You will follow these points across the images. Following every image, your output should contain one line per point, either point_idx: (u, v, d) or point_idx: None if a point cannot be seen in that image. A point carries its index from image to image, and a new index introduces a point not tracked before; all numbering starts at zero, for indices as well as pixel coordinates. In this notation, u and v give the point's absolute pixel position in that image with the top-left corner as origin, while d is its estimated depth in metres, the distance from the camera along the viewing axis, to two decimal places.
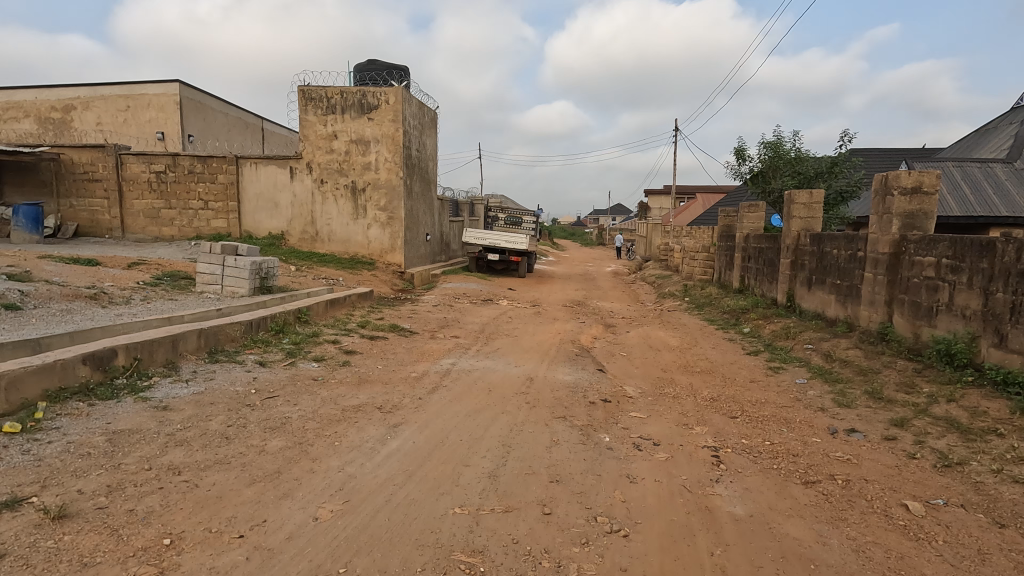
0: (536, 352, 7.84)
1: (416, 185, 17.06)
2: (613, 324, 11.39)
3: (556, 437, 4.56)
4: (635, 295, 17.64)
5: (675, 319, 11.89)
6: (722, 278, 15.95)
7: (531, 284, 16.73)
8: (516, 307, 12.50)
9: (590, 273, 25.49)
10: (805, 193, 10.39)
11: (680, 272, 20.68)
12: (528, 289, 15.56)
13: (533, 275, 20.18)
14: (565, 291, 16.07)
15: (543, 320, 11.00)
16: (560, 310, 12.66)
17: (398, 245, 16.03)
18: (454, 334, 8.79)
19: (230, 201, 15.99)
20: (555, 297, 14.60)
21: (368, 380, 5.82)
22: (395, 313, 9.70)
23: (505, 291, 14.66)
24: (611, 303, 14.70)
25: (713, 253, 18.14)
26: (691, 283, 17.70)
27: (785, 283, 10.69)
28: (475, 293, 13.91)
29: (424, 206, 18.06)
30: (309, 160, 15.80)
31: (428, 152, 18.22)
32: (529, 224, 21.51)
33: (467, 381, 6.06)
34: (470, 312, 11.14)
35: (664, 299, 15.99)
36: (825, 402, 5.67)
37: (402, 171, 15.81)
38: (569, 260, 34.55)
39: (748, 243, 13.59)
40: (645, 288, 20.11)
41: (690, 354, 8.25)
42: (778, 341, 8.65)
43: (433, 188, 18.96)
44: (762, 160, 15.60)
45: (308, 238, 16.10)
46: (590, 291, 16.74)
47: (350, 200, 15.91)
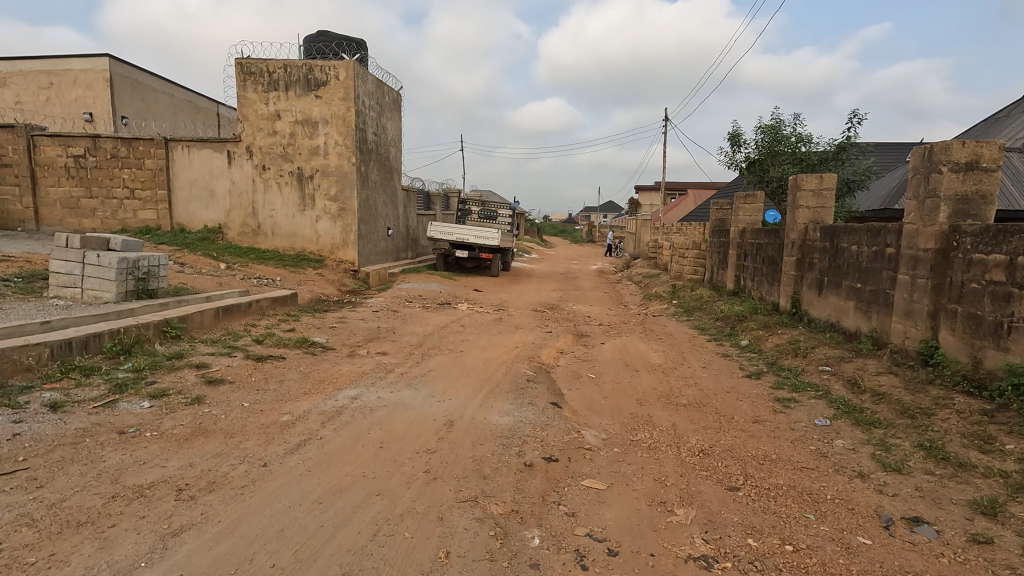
0: (477, 375, 6.09)
1: (374, 174, 15.25)
2: (588, 333, 9.67)
3: (449, 545, 2.79)
4: (618, 296, 15.95)
5: (660, 327, 10.18)
6: (715, 278, 14.28)
7: (501, 285, 14.99)
8: (476, 312, 10.75)
9: (574, 271, 23.78)
10: (814, 178, 8.70)
11: (669, 271, 19.00)
12: (497, 291, 13.84)
13: (508, 274, 18.43)
14: (540, 292, 14.34)
15: (503, 329, 9.27)
16: (528, 315, 10.93)
17: (351, 241, 14.23)
18: (382, 350, 7.04)
19: (159, 189, 14.08)
20: (526, 299, 12.86)
21: (209, 430, 4.04)
22: (317, 322, 7.91)
23: (468, 292, 12.91)
24: (589, 306, 12.98)
25: (705, 250, 16.46)
26: (680, 283, 16.03)
27: (790, 286, 9.00)
28: (433, 294, 12.15)
29: (385, 197, 16.24)
30: (249, 143, 13.93)
31: (390, 137, 16.38)
32: (505, 218, 19.74)
33: (359, 428, 4.30)
34: (417, 318, 9.38)
35: (649, 302, 14.32)
36: (864, 463, 3.96)
37: (355, 156, 13.98)
38: (555, 257, 32.73)
39: (745, 238, 11.90)
40: (631, 289, 18.40)
41: (675, 376, 6.54)
42: (784, 360, 6.95)
43: (397, 177, 17.15)
44: (759, 146, 13.92)
45: (248, 232, 14.24)
46: (569, 293, 15.01)
47: (296, 188, 14.09)
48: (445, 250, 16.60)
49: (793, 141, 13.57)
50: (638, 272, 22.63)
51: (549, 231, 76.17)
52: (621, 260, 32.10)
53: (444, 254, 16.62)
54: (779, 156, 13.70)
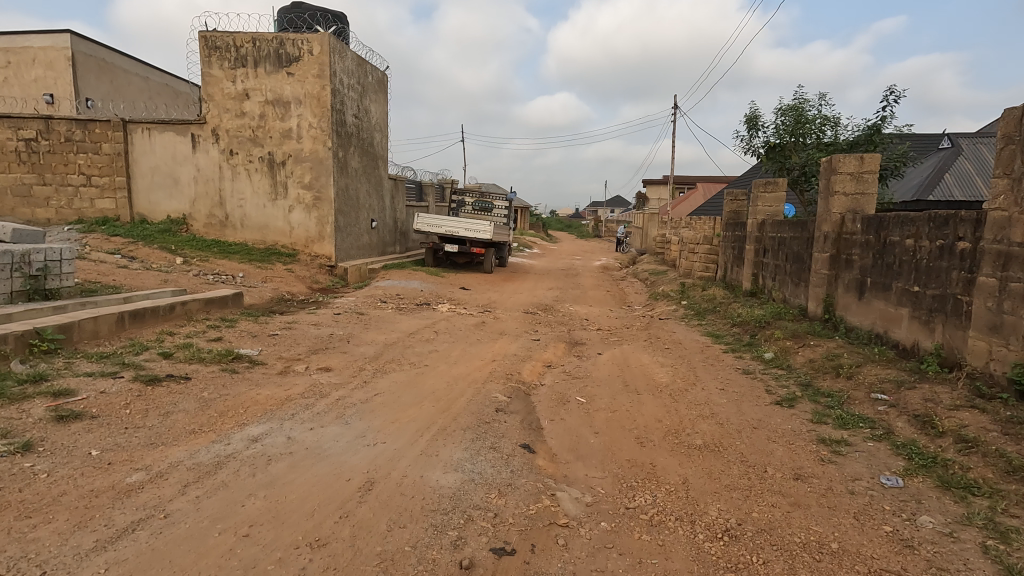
0: (434, 403, 4.79)
1: (355, 160, 13.95)
2: (584, 341, 8.33)
3: None
4: (622, 296, 14.59)
5: (667, 334, 8.83)
6: (729, 276, 12.88)
7: (492, 283, 13.69)
8: (458, 314, 9.45)
9: (576, 268, 22.41)
10: (852, 159, 7.30)
11: (678, 268, 17.57)
12: (487, 289, 12.55)
13: (503, 270, 17.12)
14: (535, 291, 13.06)
15: (484, 335, 7.95)
16: (518, 319, 9.61)
17: (328, 233, 12.96)
18: (326, 366, 5.75)
19: (118, 176, 12.83)
20: (518, 299, 11.54)
21: (2, 505, 2.75)
22: (257, 329, 6.62)
23: (453, 291, 11.61)
24: (588, 307, 11.65)
25: (717, 245, 15.04)
26: (689, 282, 14.64)
27: (821, 288, 7.62)
28: (413, 294, 10.86)
29: (369, 186, 14.96)
30: (215, 125, 12.67)
31: (375, 121, 15.08)
32: (501, 210, 18.41)
33: (233, 497, 2.99)
34: (385, 323, 8.06)
35: (656, 303, 12.96)
36: (976, 566, 2.62)
37: (332, 140, 12.69)
38: (557, 253, 31.30)
39: (765, 232, 10.51)
40: (636, 287, 17.03)
41: (687, 403, 5.19)
42: (821, 381, 5.59)
43: (383, 165, 15.85)
44: (779, 130, 12.50)
45: (215, 223, 13.00)
46: (567, 291, 13.68)
47: (267, 175, 12.82)
48: (434, 244, 15.33)
49: (819, 123, 12.12)
50: (644, 269, 21.23)
51: (555, 226, 74.67)
52: (627, 256, 30.65)
53: (432, 248, 15.40)
54: (802, 141, 12.27)
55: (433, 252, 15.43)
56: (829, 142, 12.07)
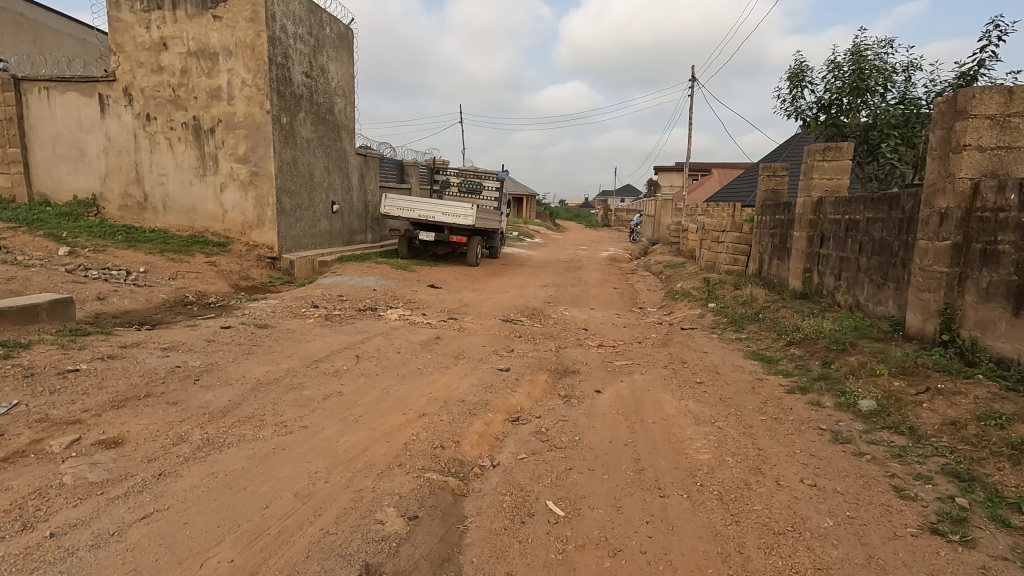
0: (241, 550, 2.32)
1: (306, 129, 11.46)
2: (578, 367, 5.83)
3: None
4: (633, 294, 12.04)
5: (693, 354, 6.30)
6: (767, 271, 10.28)
7: (471, 279, 11.23)
8: (408, 324, 6.99)
9: (581, 259, 19.83)
10: (994, 94, 4.68)
11: (699, 260, 14.95)
12: (461, 288, 10.07)
13: (492, 263, 14.61)
14: (523, 289, 10.54)
15: (430, 360, 5.48)
16: (491, 330, 7.14)
17: (268, 218, 10.53)
18: (113, 436, 3.31)
19: (10, 147, 10.43)
20: (499, 300, 9.06)
21: None
22: (53, 359, 4.20)
23: (416, 290, 9.16)
24: (589, 310, 9.13)
25: (747, 232, 12.41)
26: (714, 278, 12.05)
27: (933, 294, 5.04)
28: (360, 294, 8.42)
29: (328, 162, 12.48)
30: (127, 83, 10.23)
31: (335, 83, 12.54)
32: (492, 192, 15.85)
33: None
34: (290, 340, 5.62)
35: (675, 305, 10.41)
36: None
37: (270, 101, 10.20)
38: (562, 242, 28.69)
39: (824, 213, 7.89)
40: (649, 283, 14.45)
41: (759, 533, 2.67)
42: (1000, 478, 3.04)
43: (349, 137, 13.35)
44: (836, 85, 9.80)
45: (132, 205, 10.61)
46: (565, 289, 11.13)
47: (192, 146, 10.38)
48: (407, 231, 12.89)
49: (889, 74, 9.38)
50: (658, 261, 18.59)
51: (564, 216, 71.76)
52: (639, 246, 27.92)
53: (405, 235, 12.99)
54: (865, 98, 9.56)
55: (406, 240, 12.97)
56: (901, 98, 9.34)
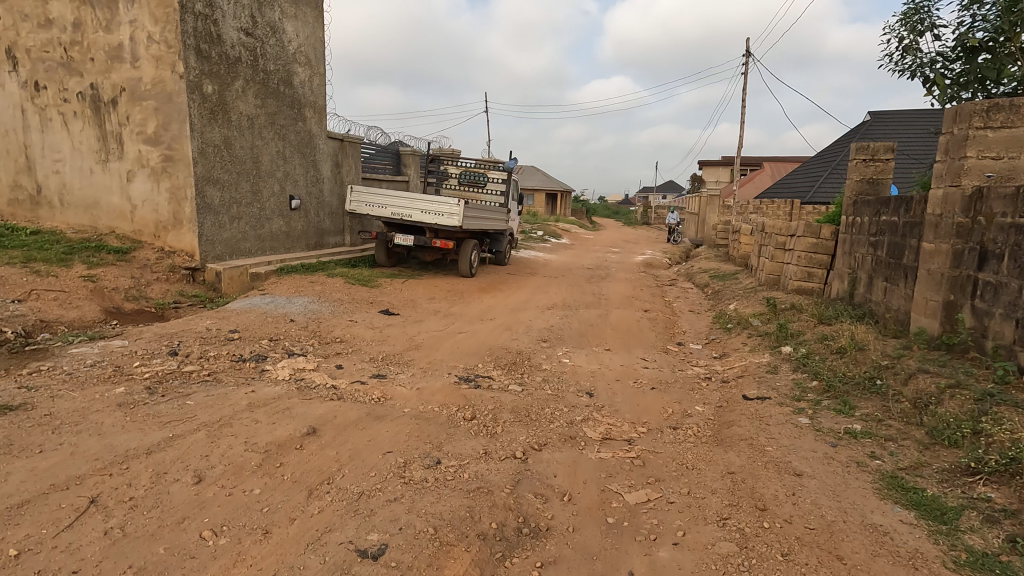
0: None
1: (248, 102, 8.98)
2: (550, 513, 3.02)
3: None
4: (670, 320, 9.03)
5: (771, 476, 3.39)
6: (867, 297, 7.13)
7: (451, 298, 8.53)
8: (292, 393, 4.33)
9: (610, 265, 16.82)
10: None
11: (756, 272, 11.79)
12: (428, 314, 7.37)
13: (494, 273, 11.88)
14: (515, 316, 7.73)
15: (249, 504, 2.79)
16: (428, 404, 4.40)
17: (186, 216, 8.10)
18: None
19: None
20: (469, 338, 6.32)
21: None
22: None
23: (355, 320, 6.51)
24: (603, 356, 6.25)
25: (827, 239, 9.22)
26: (780, 300, 8.94)
27: None
28: (264, 329, 5.82)
29: (284, 147, 9.99)
30: (10, 43, 7.97)
31: (294, 47, 10.02)
32: (497, 185, 13.06)
33: None
34: (11, 447, 3.04)
35: (728, 343, 7.40)
36: None
37: (185, 61, 7.71)
38: (592, 243, 25.64)
39: (992, 216, 4.77)
40: (690, 301, 11.38)
41: None
42: None
43: (317, 117, 10.84)
44: (983, 21, 6.55)
45: (23, 199, 8.38)
46: (576, 314, 8.25)
47: (91, 123, 8.03)
48: (379, 233, 10.22)
49: None
50: (701, 271, 15.40)
51: (601, 213, 68.24)
52: (680, 249, 24.54)
53: (377, 237, 10.24)
54: None
55: (383, 246, 10.51)
56: None
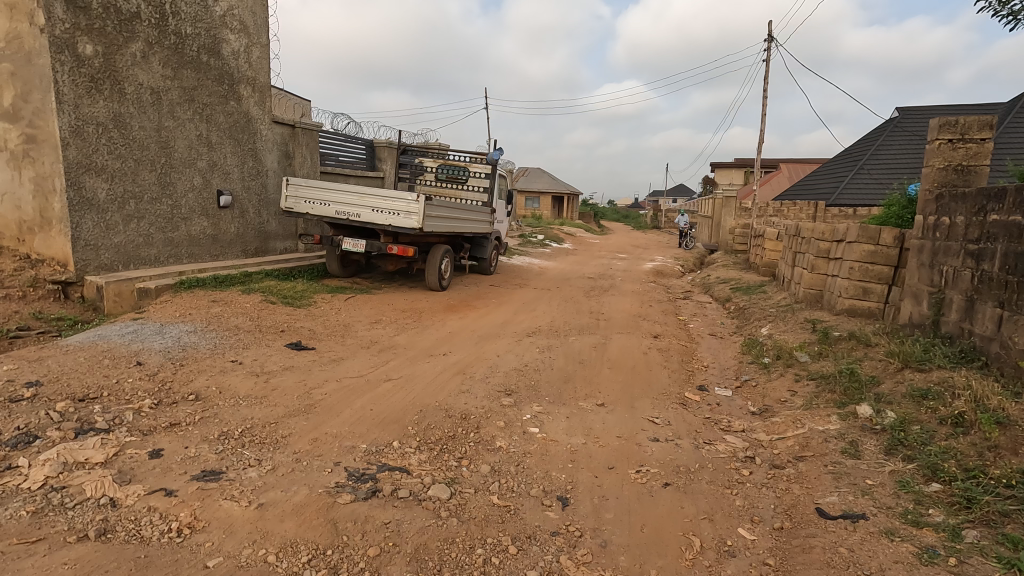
0: None
1: (151, 72, 7.11)
2: None
3: None
4: (687, 351, 6.98)
5: None
6: (967, 329, 5.08)
7: (401, 323, 6.56)
8: (12, 527, 2.39)
9: (615, 273, 14.80)
10: None
11: (790, 286, 9.73)
12: (357, 348, 5.39)
13: (474, 285, 9.92)
14: (479, 350, 5.73)
15: None
16: (259, 548, 2.43)
17: (56, 214, 6.25)
18: None
19: None
20: (397, 389, 4.33)
21: None
22: None
23: (239, 362, 4.55)
24: (591, 420, 4.25)
25: (890, 246, 7.17)
26: (831, 326, 6.88)
27: None
28: (82, 381, 3.88)
29: (209, 131, 8.12)
30: None
31: (222, 8, 8.15)
32: (480, 181, 11.10)
33: None
34: None
35: (770, 391, 5.36)
36: None
37: (45, 10, 5.86)
38: (599, 248, 23.61)
39: None
40: (710, 320, 9.34)
41: None
42: None
43: (256, 97, 8.96)
44: None
45: None
46: (564, 344, 6.23)
47: None
48: (325, 236, 8.03)
49: None
50: (720, 281, 13.30)
51: (609, 216, 66.13)
52: (693, 255, 22.39)
53: (322, 242, 8.14)
54: None
55: (335, 253, 8.70)
56: None
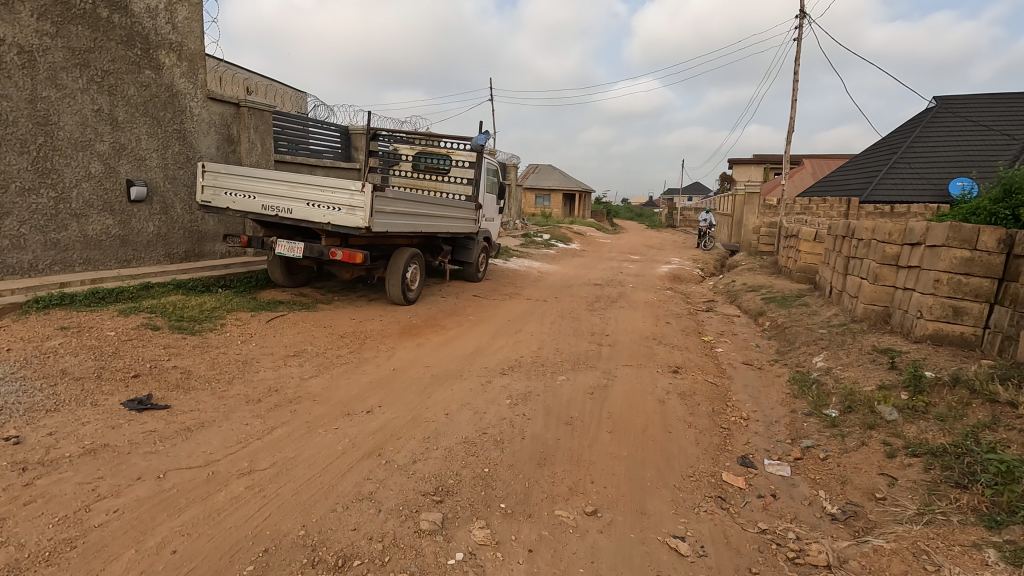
0: None
1: (16, 25, 5.56)
2: None
3: None
4: (720, 394, 5.16)
5: None
6: None
7: (330, 356, 4.87)
8: None
9: (628, 278, 13.03)
10: None
11: (841, 299, 7.87)
12: (239, 404, 3.68)
13: (453, 296, 8.22)
14: (421, 403, 3.98)
15: None
16: None
17: None
18: None
19: None
20: (249, 496, 2.60)
21: None
22: None
23: (15, 442, 2.86)
24: (571, 559, 2.47)
25: (994, 253, 5.32)
26: (916, 361, 5.05)
27: None
28: None
29: (114, 106, 6.50)
30: None
31: None
32: (464, 171, 9.37)
33: None
34: None
35: (853, 476, 3.53)
36: None
37: None
38: (610, 247, 21.82)
39: None
40: (743, 342, 7.53)
41: None
42: None
43: (183, 66, 7.31)
44: None
45: None
46: (547, 391, 4.46)
47: None
48: (252, 237, 6.32)
49: None
50: (748, 289, 11.42)
51: (623, 215, 64.00)
52: (713, 257, 20.43)
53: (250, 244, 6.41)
54: None
55: (279, 259, 7.06)
56: None
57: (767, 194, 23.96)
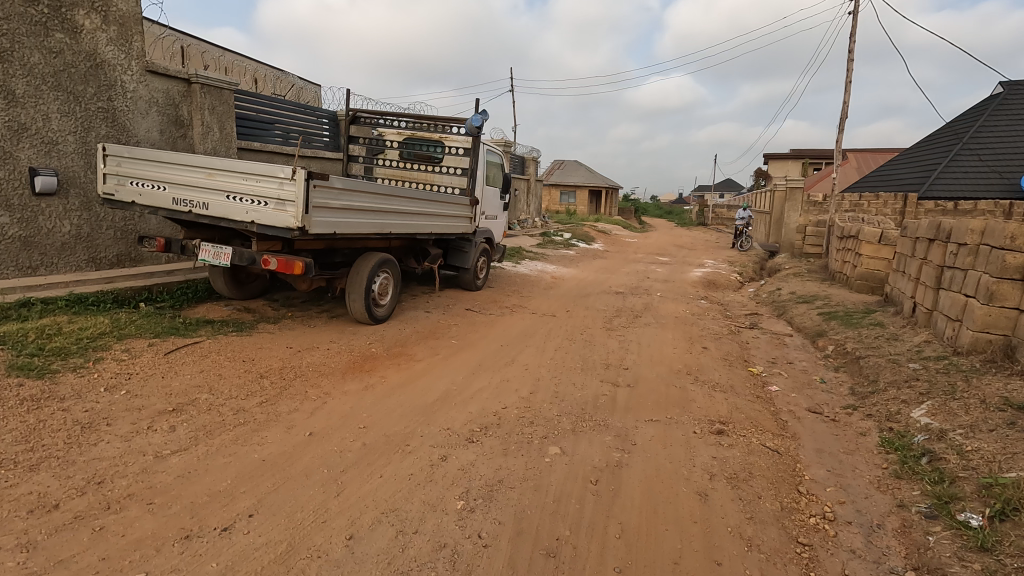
0: None
1: None
2: None
3: None
4: (789, 474, 3.54)
5: None
6: None
7: (226, 411, 3.44)
8: None
9: (656, 285, 11.39)
10: None
11: (932, 321, 6.12)
12: (10, 519, 2.27)
13: (440, 311, 6.75)
14: (318, 512, 2.51)
15: None
16: None
17: None
18: None
19: None
20: None
21: None
22: None
23: None
24: None
25: None
26: None
27: None
28: None
29: (9, 76, 5.25)
30: None
31: None
32: (458, 159, 7.90)
33: None
34: None
35: None
36: None
37: None
38: (637, 248, 20.08)
39: None
40: (804, 376, 5.87)
41: None
42: None
43: (108, 30, 6.01)
44: None
45: None
46: (526, 479, 2.93)
47: None
48: (167, 238, 4.99)
49: None
50: (800, 300, 9.66)
51: (651, 213, 61.63)
52: (752, 259, 18.55)
53: (167, 248, 5.04)
54: None
55: (219, 267, 5.71)
56: None
57: (812, 189, 26.65)
